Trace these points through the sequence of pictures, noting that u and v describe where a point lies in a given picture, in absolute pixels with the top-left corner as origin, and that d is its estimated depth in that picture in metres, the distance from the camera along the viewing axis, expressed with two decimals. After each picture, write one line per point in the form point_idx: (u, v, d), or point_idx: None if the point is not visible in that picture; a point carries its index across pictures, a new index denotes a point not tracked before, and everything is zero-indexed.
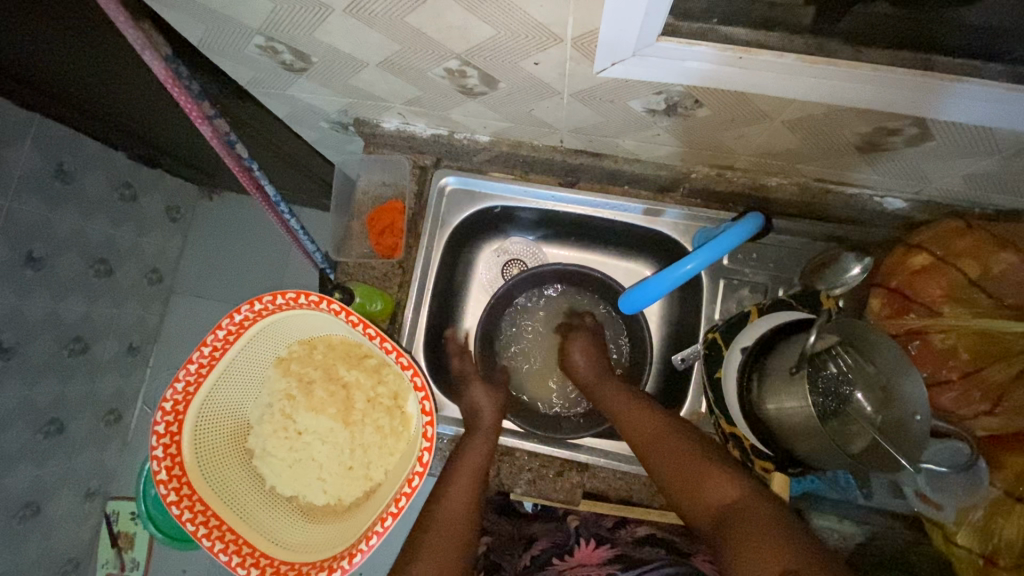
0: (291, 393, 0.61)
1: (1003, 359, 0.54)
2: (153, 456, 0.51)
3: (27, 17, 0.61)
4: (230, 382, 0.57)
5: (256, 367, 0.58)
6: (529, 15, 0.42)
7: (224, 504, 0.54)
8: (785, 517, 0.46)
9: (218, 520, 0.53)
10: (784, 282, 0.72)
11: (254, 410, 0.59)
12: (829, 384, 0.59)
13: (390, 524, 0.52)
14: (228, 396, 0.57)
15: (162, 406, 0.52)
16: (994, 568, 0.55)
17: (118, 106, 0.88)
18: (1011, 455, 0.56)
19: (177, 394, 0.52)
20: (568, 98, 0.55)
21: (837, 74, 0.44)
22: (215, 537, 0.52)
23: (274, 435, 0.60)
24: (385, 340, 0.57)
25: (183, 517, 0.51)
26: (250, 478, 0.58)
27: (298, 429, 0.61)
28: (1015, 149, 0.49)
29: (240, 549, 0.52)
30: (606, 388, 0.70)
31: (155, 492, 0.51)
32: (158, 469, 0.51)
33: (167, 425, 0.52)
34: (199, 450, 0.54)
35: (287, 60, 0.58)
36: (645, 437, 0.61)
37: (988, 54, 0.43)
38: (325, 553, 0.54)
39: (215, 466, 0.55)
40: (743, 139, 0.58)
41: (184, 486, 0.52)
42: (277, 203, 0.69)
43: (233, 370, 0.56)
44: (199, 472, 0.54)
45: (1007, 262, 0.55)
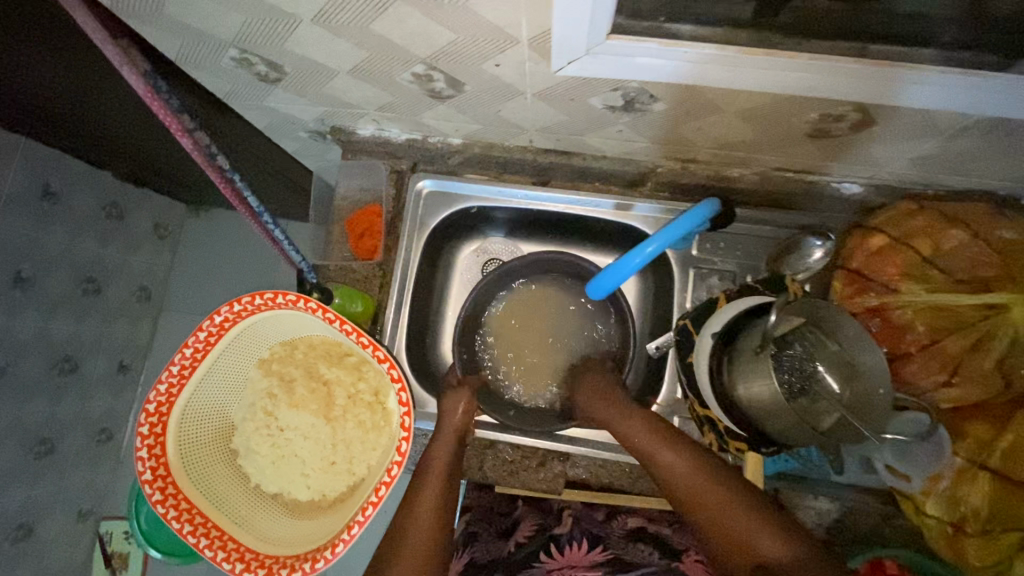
0: (273, 391, 0.62)
1: (958, 331, 0.57)
2: (139, 457, 0.53)
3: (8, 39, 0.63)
4: (212, 383, 0.59)
5: (238, 367, 0.60)
6: (485, 18, 0.45)
7: (210, 502, 0.56)
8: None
9: (203, 517, 0.55)
10: (753, 269, 0.74)
11: (237, 409, 0.61)
12: (795, 364, 0.62)
13: (371, 513, 0.54)
14: (211, 396, 0.59)
15: (146, 409, 0.54)
16: (963, 535, 0.58)
17: (101, 126, 0.89)
18: (974, 424, 0.58)
19: (160, 396, 0.55)
20: (531, 97, 0.58)
21: (776, 64, 0.47)
22: (201, 533, 0.54)
23: (258, 433, 0.61)
24: (361, 335, 0.58)
25: (169, 515, 0.53)
26: (235, 475, 0.60)
27: (279, 426, 0.62)
28: (954, 129, 0.52)
29: (225, 544, 0.54)
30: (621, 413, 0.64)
31: (141, 491, 0.53)
32: (142, 470, 0.53)
33: (152, 426, 0.54)
34: (185, 449, 0.56)
35: (262, 71, 0.60)
36: (678, 477, 0.56)
37: (919, 41, 0.46)
38: (309, 546, 0.56)
39: (200, 464, 0.57)
40: (701, 131, 0.60)
41: (169, 486, 0.54)
42: (261, 214, 0.69)
43: (214, 371, 0.58)
44: (184, 471, 0.56)
45: (956, 239, 0.59)
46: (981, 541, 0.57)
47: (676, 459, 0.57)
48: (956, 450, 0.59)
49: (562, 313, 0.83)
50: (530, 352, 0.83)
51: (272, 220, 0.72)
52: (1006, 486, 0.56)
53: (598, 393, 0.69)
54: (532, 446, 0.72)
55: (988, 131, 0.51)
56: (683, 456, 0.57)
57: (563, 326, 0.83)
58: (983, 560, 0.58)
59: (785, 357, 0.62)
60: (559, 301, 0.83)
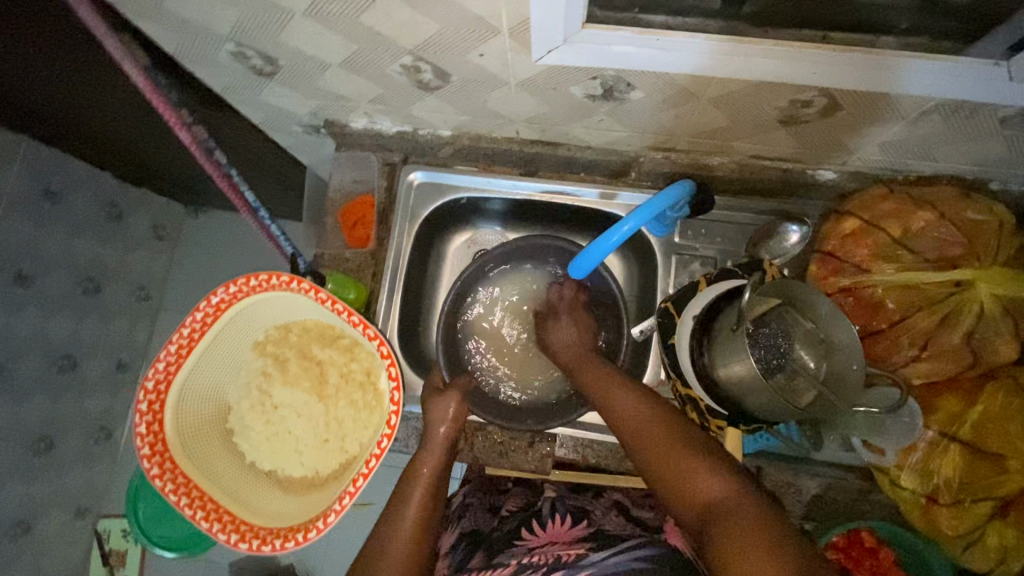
0: (268, 371, 0.65)
1: (927, 308, 0.59)
2: (137, 432, 0.55)
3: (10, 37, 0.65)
4: (209, 363, 0.60)
5: (234, 349, 0.62)
6: (467, 9, 0.48)
7: (206, 477, 0.58)
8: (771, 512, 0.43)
9: (200, 491, 0.56)
10: (734, 254, 0.76)
11: (233, 389, 0.63)
12: (772, 342, 0.63)
13: (362, 483, 0.57)
14: (208, 376, 0.61)
15: (144, 385, 0.56)
16: (936, 505, 0.60)
17: (101, 126, 0.92)
18: (944, 399, 0.60)
19: (160, 373, 0.56)
20: (515, 87, 0.61)
21: (743, 50, 0.49)
22: (198, 506, 0.56)
23: (253, 411, 0.64)
24: (352, 313, 0.60)
25: (166, 489, 0.55)
26: (230, 453, 0.62)
27: (274, 403, 0.65)
28: (916, 113, 0.54)
29: (221, 517, 0.56)
30: (586, 368, 0.66)
31: (139, 466, 0.54)
32: (140, 445, 0.55)
33: (150, 403, 0.56)
34: (181, 426, 0.58)
35: (257, 65, 0.63)
36: (626, 421, 0.56)
37: (877, 29, 0.49)
38: (303, 517, 0.58)
39: (197, 441, 0.59)
40: (678, 119, 0.63)
41: (166, 461, 0.56)
42: (258, 210, 0.73)
43: (211, 350, 0.60)
44: (181, 447, 0.57)
45: (924, 220, 0.61)
46: (953, 511, 0.60)
47: (625, 405, 0.58)
48: (927, 423, 0.61)
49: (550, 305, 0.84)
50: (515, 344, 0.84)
51: (269, 215, 0.75)
52: (974, 456, 0.58)
53: (575, 347, 0.70)
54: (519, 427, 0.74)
55: (948, 115, 0.54)
56: (633, 401, 0.58)
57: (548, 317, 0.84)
58: (955, 529, 0.60)
59: (762, 336, 0.64)
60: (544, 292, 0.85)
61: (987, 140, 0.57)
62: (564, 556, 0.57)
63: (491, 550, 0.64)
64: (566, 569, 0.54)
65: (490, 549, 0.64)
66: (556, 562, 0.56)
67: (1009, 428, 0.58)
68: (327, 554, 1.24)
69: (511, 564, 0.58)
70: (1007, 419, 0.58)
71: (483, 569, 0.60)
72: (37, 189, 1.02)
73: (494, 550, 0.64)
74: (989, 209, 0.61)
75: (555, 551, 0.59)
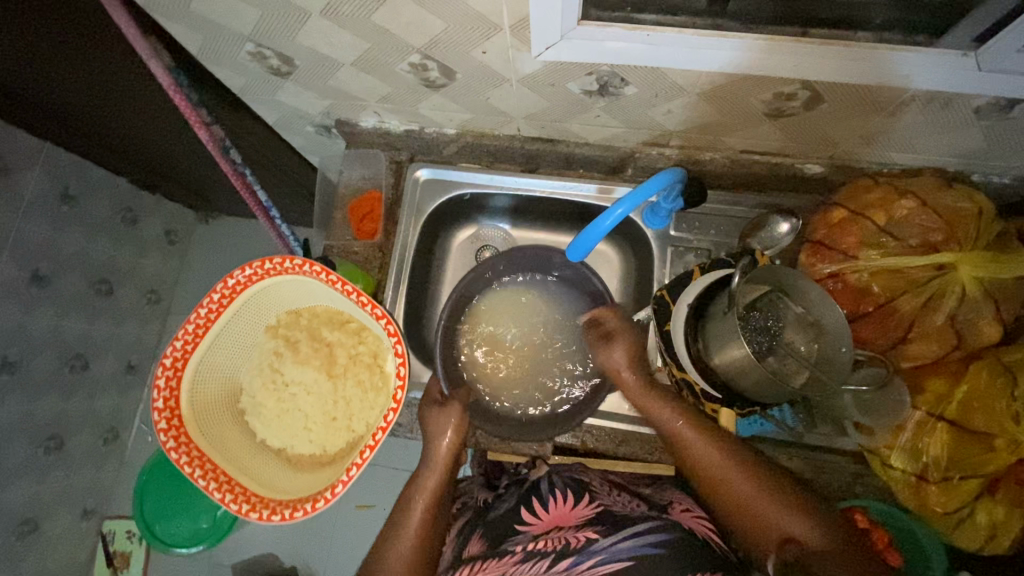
0: (280, 351, 0.69)
1: (912, 290, 0.61)
2: (154, 405, 0.58)
3: (41, 48, 0.68)
4: (223, 342, 0.64)
5: (247, 330, 0.66)
6: (471, 7, 0.51)
7: (218, 452, 0.61)
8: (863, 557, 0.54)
9: (212, 464, 0.60)
10: (726, 245, 0.80)
11: (245, 368, 0.67)
12: (763, 324, 0.66)
13: (370, 454, 0.60)
14: (222, 355, 0.65)
15: (163, 361, 0.59)
16: (925, 483, 0.62)
17: (120, 132, 0.95)
18: (932, 379, 0.63)
19: (177, 349, 0.60)
20: (516, 84, 0.65)
21: (728, 43, 0.52)
22: (211, 477, 0.59)
23: (266, 388, 0.68)
24: (361, 294, 0.63)
25: (181, 461, 0.58)
26: (241, 429, 0.66)
27: (284, 382, 0.69)
28: (892, 105, 0.58)
29: (232, 488, 0.59)
30: (646, 396, 0.70)
31: (156, 437, 0.57)
32: (157, 418, 0.58)
33: (168, 379, 0.59)
34: (196, 402, 0.62)
35: (274, 64, 0.67)
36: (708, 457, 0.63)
37: (854, 24, 0.52)
38: (310, 490, 0.61)
39: (209, 416, 0.63)
40: (670, 114, 0.66)
41: (181, 434, 0.59)
42: (269, 209, 0.76)
43: (226, 330, 0.64)
44: (195, 422, 0.61)
45: (907, 208, 0.64)
46: (942, 488, 0.61)
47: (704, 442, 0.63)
48: (915, 404, 0.63)
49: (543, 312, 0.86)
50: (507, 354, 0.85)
51: (279, 215, 0.78)
52: (962, 434, 0.60)
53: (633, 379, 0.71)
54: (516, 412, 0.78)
55: (925, 106, 0.57)
56: (713, 439, 0.64)
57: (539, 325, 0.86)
58: (944, 505, 0.62)
59: (752, 319, 0.66)
60: (535, 301, 0.87)
61: (962, 131, 0.60)
62: (572, 541, 0.58)
63: (490, 533, 0.66)
64: (574, 555, 0.56)
65: (489, 533, 0.66)
66: (563, 548, 0.57)
67: (996, 406, 0.59)
68: (330, 554, 1.25)
69: (517, 551, 0.60)
70: (993, 397, 0.59)
71: (488, 556, 0.61)
72: (56, 192, 1.01)
73: (495, 534, 0.65)
74: (969, 197, 0.64)
75: (562, 535, 0.60)
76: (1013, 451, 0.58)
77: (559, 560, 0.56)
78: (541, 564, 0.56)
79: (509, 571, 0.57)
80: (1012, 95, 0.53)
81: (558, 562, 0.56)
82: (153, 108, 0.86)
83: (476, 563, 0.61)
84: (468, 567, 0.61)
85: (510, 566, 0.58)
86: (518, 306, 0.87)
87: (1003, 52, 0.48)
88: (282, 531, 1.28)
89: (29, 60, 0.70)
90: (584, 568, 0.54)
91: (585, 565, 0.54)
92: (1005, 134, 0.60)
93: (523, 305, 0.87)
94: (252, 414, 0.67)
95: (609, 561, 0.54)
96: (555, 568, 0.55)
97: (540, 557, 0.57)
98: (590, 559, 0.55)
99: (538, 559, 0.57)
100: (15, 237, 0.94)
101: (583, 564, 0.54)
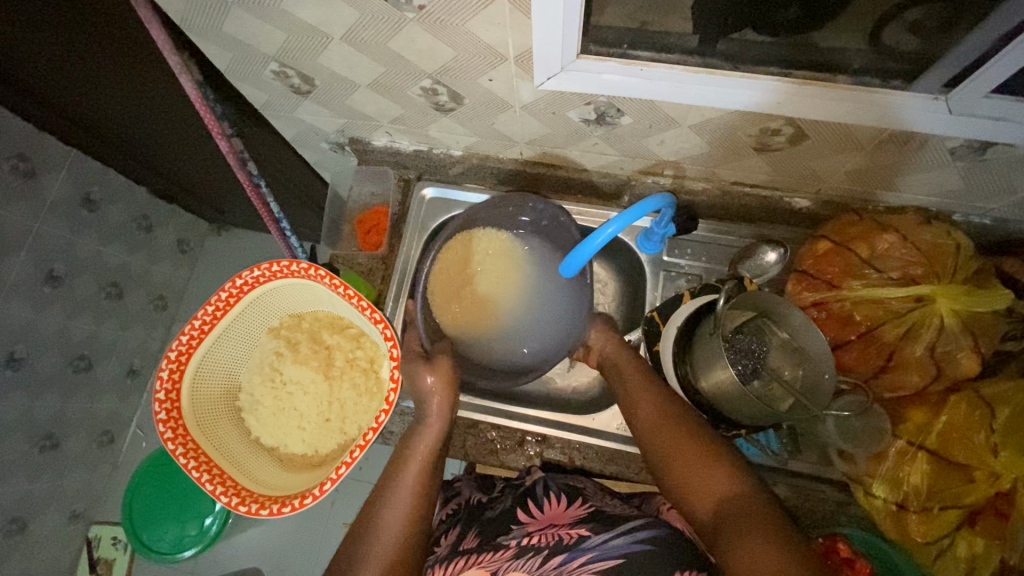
0: (280, 351, 0.78)
1: (894, 320, 0.63)
2: (156, 398, 0.67)
3: (80, 58, 0.72)
4: (223, 341, 0.74)
5: (251, 331, 0.77)
6: (480, 38, 0.56)
7: (212, 446, 0.70)
8: (779, 514, 0.51)
9: (206, 456, 0.68)
10: (717, 272, 0.83)
11: (246, 366, 0.78)
12: (748, 347, 0.68)
13: (359, 454, 0.64)
14: (223, 353, 0.75)
15: (168, 355, 0.68)
16: (905, 512, 0.63)
17: (143, 143, 0.98)
18: (913, 410, 0.65)
19: (183, 344, 0.69)
20: (519, 111, 0.69)
21: (714, 80, 0.56)
22: (203, 469, 0.67)
23: (266, 386, 0.78)
24: (361, 299, 0.69)
25: (177, 451, 0.66)
26: (235, 425, 0.75)
27: (283, 380, 0.79)
28: (874, 143, 0.61)
29: (223, 480, 0.67)
30: (624, 369, 0.72)
31: (156, 428, 0.66)
32: (158, 410, 0.66)
33: (171, 372, 0.68)
34: (194, 399, 0.71)
35: (295, 83, 0.72)
36: (650, 424, 0.64)
37: (834, 68, 0.55)
38: (295, 489, 0.70)
39: (205, 411, 0.72)
40: (664, 144, 0.70)
41: (179, 425, 0.68)
42: (280, 220, 0.79)
43: (226, 330, 0.73)
44: (192, 416, 0.70)
45: (888, 242, 0.66)
46: (922, 517, 0.62)
47: (647, 411, 0.65)
48: (897, 432, 0.65)
49: (529, 264, 0.79)
50: (478, 301, 0.79)
51: (289, 226, 0.82)
52: (940, 464, 0.61)
53: (626, 360, 0.73)
54: (508, 426, 0.79)
55: (901, 145, 0.60)
56: (655, 408, 0.64)
57: (506, 273, 0.79)
58: (924, 535, 0.62)
59: (737, 343, 0.68)
60: (522, 251, 0.80)
61: (939, 171, 0.64)
62: (565, 537, 0.61)
63: (485, 530, 0.69)
64: (567, 551, 0.59)
65: (486, 530, 0.69)
66: (557, 544, 0.61)
67: (974, 439, 0.60)
68: (315, 568, 1.24)
69: (512, 546, 0.64)
70: (972, 429, 0.60)
71: (483, 549, 0.65)
72: (78, 197, 1.04)
73: (490, 531, 0.69)
74: (948, 233, 0.66)
75: (556, 531, 0.63)
76: (993, 484, 0.59)
77: (552, 556, 0.59)
78: (535, 559, 0.60)
79: (504, 565, 0.61)
80: (982, 139, 0.56)
81: (550, 559, 0.59)
82: (179, 121, 0.91)
83: (472, 555, 0.65)
84: (465, 559, 0.65)
85: (504, 562, 0.62)
86: (501, 249, 0.79)
87: (972, 98, 0.51)
88: (270, 543, 1.28)
89: (70, 70, 0.74)
90: (576, 564, 0.57)
91: (578, 560, 0.57)
92: (980, 177, 0.63)
93: (507, 250, 0.79)
94: (250, 410, 0.76)
95: (601, 557, 0.57)
96: (549, 563, 0.59)
97: (534, 552, 0.61)
98: (583, 555, 0.58)
99: (531, 555, 0.61)
100: (34, 236, 0.97)
101: (576, 560, 0.57)
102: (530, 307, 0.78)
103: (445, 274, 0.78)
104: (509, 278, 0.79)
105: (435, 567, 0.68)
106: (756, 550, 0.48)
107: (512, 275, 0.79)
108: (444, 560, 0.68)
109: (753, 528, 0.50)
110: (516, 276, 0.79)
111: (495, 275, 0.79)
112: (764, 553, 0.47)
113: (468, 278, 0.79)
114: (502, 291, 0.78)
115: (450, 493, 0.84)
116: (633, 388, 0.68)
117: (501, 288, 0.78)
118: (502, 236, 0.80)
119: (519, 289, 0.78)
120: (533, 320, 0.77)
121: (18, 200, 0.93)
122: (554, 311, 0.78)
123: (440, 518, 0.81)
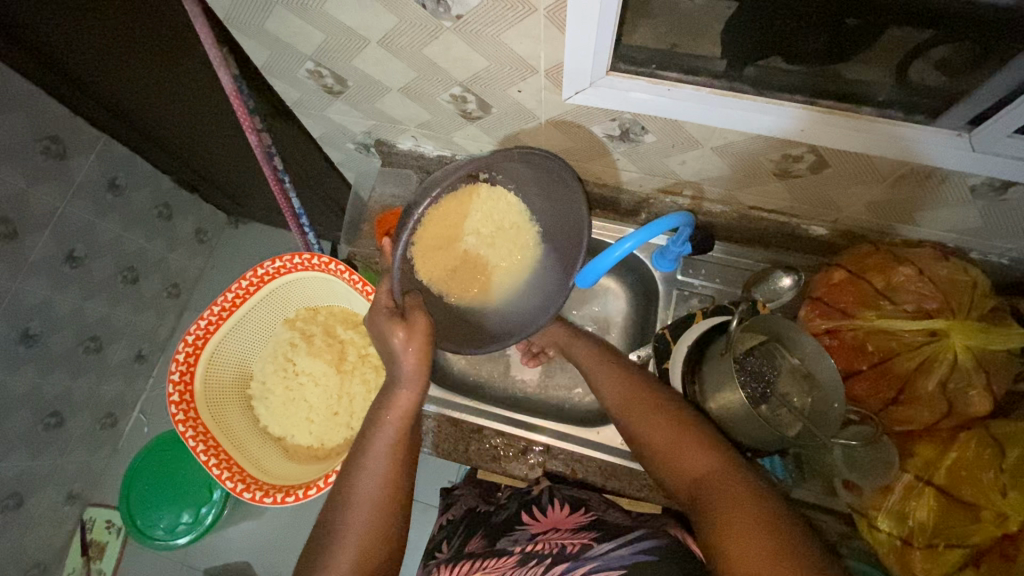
0: (294, 343, 0.81)
1: (906, 352, 0.63)
2: (171, 381, 0.69)
3: (121, 44, 0.74)
4: (239, 330, 0.77)
5: (267, 322, 0.80)
6: (514, 50, 0.57)
7: (221, 432, 0.73)
8: (757, 489, 0.51)
9: (215, 442, 0.71)
10: (730, 294, 0.84)
11: (259, 356, 0.80)
12: (759, 369, 0.68)
13: None
14: (237, 341, 0.78)
15: (185, 339, 0.71)
16: (910, 548, 0.62)
17: (172, 131, 1.01)
18: (922, 445, 0.64)
19: (200, 329, 0.72)
20: (544, 123, 0.71)
21: (738, 104, 0.57)
22: (211, 454, 0.69)
23: (278, 375, 0.79)
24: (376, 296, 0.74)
25: (186, 434, 0.69)
26: (245, 415, 0.78)
27: (294, 371, 0.80)
28: (896, 176, 0.62)
29: (230, 467, 0.69)
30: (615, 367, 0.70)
31: (168, 409, 0.68)
32: (172, 393, 0.69)
33: (187, 356, 0.71)
34: (207, 385, 0.74)
35: (328, 84, 0.74)
36: (629, 410, 0.64)
37: (859, 100, 0.55)
38: (300, 481, 0.73)
39: (217, 398, 0.75)
40: (686, 163, 0.71)
41: (190, 409, 0.70)
42: (300, 216, 0.84)
43: (242, 318, 0.76)
44: (204, 401, 0.72)
45: (905, 274, 0.66)
46: (926, 554, 0.61)
47: (626, 396, 0.65)
48: (905, 467, 0.64)
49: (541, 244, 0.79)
50: (467, 262, 0.77)
51: (308, 223, 0.87)
52: (948, 501, 0.60)
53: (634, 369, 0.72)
54: (513, 433, 0.80)
55: (922, 180, 0.61)
56: (635, 394, 0.65)
57: (506, 239, 0.79)
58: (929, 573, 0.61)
59: (748, 364, 0.69)
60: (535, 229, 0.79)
61: (960, 208, 0.64)
62: (569, 546, 0.60)
63: (491, 535, 0.70)
64: (571, 560, 0.57)
65: (491, 535, 0.69)
66: (560, 553, 0.59)
67: (983, 477, 0.60)
68: None
69: (515, 552, 0.62)
70: (981, 467, 0.60)
71: (488, 554, 0.65)
72: (104, 181, 1.06)
73: (496, 535, 0.69)
74: (964, 270, 0.66)
75: (558, 540, 0.62)
76: (999, 525, 0.58)
77: (556, 565, 0.57)
78: (538, 566, 0.58)
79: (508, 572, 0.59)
80: (1004, 177, 0.56)
81: (554, 566, 0.57)
82: (210, 114, 0.93)
83: (477, 559, 0.64)
84: (470, 562, 0.65)
85: (509, 567, 0.60)
86: (504, 216, 0.78)
87: (996, 136, 0.51)
88: (265, 536, 1.28)
89: (108, 56, 0.76)
90: (579, 572, 0.55)
91: (582, 568, 0.55)
92: (999, 215, 0.63)
93: (512, 217, 0.78)
94: (260, 398, 0.79)
95: (607, 566, 0.54)
96: (553, 570, 0.57)
97: (537, 561, 0.59)
98: (587, 564, 0.55)
99: (534, 562, 0.59)
100: (59, 216, 0.99)
101: (578, 569, 0.55)
102: (519, 280, 0.78)
103: (444, 219, 0.70)
104: (505, 248, 0.79)
105: (440, 568, 0.68)
106: (735, 525, 0.47)
107: (511, 242, 0.79)
108: (449, 562, 0.68)
109: (728, 503, 0.50)
110: (517, 244, 0.79)
111: (491, 239, 0.78)
112: (743, 527, 0.47)
113: (460, 233, 0.75)
114: (494, 257, 0.79)
115: (450, 501, 0.87)
116: (616, 375, 0.69)
117: (494, 254, 0.79)
118: (508, 197, 0.77)
119: (514, 258, 0.79)
120: (523, 292, 0.78)
121: (46, 180, 0.94)
122: (545, 288, 0.77)
123: (441, 526, 0.82)
